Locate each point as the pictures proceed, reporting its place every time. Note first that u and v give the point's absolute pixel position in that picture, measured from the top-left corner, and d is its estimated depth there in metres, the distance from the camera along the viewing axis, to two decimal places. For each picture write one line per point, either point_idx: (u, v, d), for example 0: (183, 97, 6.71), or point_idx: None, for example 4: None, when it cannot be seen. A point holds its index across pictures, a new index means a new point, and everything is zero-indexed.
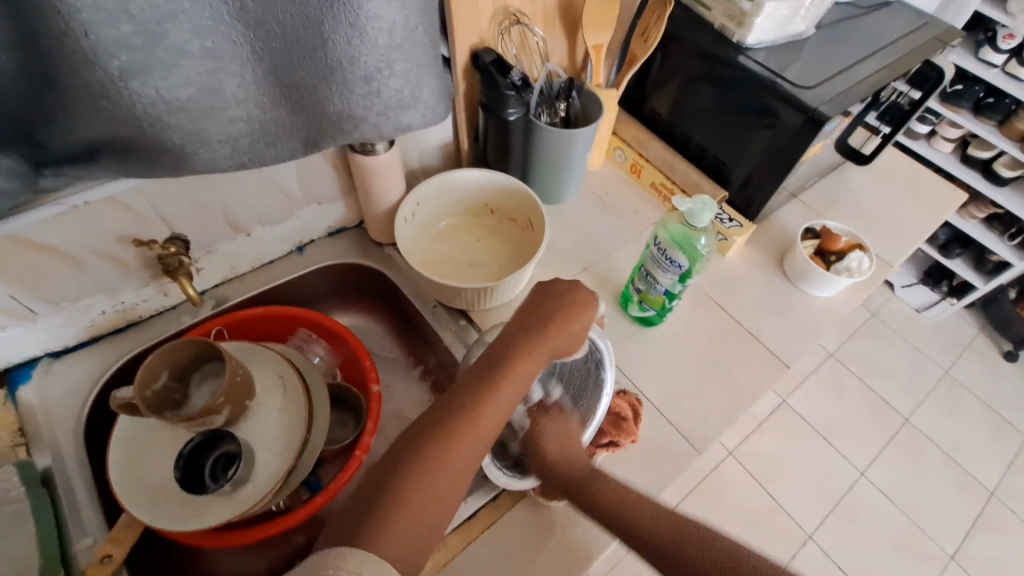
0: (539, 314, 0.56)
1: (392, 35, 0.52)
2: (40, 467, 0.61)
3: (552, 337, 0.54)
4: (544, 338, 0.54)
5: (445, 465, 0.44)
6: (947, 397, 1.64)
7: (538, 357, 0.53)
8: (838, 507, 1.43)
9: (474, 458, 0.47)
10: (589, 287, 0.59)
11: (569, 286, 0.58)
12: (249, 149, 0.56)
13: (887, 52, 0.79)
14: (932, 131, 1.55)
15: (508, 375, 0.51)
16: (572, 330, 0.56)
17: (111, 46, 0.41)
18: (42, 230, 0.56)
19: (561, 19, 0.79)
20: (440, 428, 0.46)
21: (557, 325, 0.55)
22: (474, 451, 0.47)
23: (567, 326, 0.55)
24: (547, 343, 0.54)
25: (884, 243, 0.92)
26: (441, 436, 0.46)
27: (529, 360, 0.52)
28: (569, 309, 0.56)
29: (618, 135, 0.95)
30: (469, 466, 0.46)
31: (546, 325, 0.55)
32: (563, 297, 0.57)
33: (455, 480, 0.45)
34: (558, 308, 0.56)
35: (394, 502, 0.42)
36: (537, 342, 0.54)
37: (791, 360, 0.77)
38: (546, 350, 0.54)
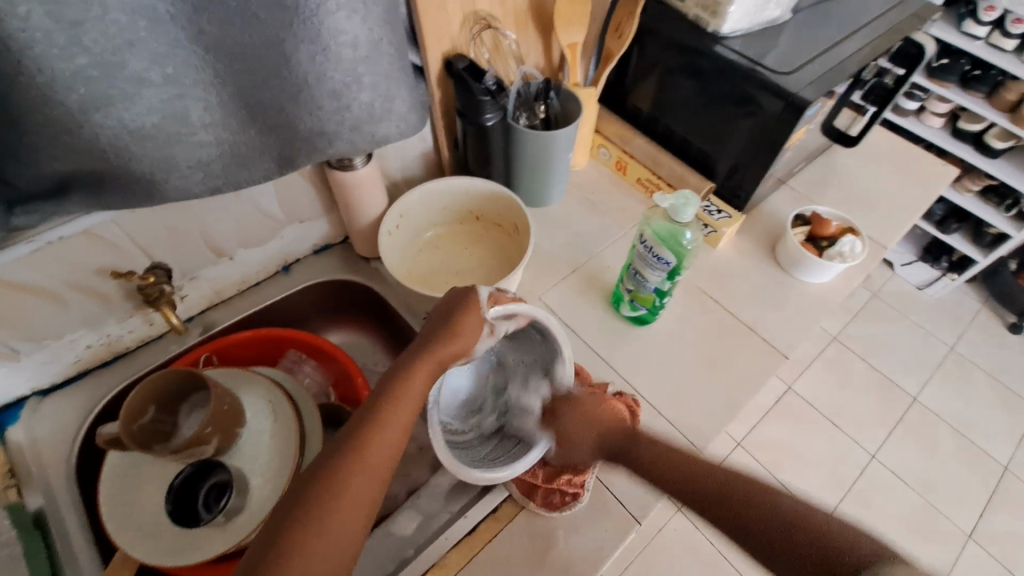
0: (436, 323, 0.57)
1: (357, 48, 0.51)
2: (31, 509, 0.60)
3: (446, 344, 0.55)
4: (438, 347, 0.55)
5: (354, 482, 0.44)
6: (953, 373, 1.63)
7: (428, 365, 0.54)
8: (851, 493, 1.41)
9: (378, 478, 0.46)
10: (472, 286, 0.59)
11: (459, 291, 0.59)
12: (222, 173, 0.55)
13: (865, 33, 0.78)
14: (920, 107, 1.54)
15: (402, 392, 0.51)
16: (473, 335, 0.57)
17: (69, 80, 0.41)
18: (17, 269, 0.55)
19: (533, 20, 0.78)
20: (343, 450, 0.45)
21: (450, 333, 0.56)
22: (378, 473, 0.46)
23: (463, 329, 0.56)
24: (441, 349, 0.55)
25: (877, 224, 0.91)
26: (334, 462, 0.45)
27: (421, 370, 0.53)
28: (463, 311, 0.57)
29: (600, 133, 0.94)
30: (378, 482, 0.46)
31: (437, 338, 0.55)
32: (458, 304, 0.58)
33: (358, 510, 0.43)
34: (455, 314, 0.57)
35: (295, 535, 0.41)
36: (437, 348, 0.55)
37: (789, 350, 0.76)
38: (442, 359, 0.55)
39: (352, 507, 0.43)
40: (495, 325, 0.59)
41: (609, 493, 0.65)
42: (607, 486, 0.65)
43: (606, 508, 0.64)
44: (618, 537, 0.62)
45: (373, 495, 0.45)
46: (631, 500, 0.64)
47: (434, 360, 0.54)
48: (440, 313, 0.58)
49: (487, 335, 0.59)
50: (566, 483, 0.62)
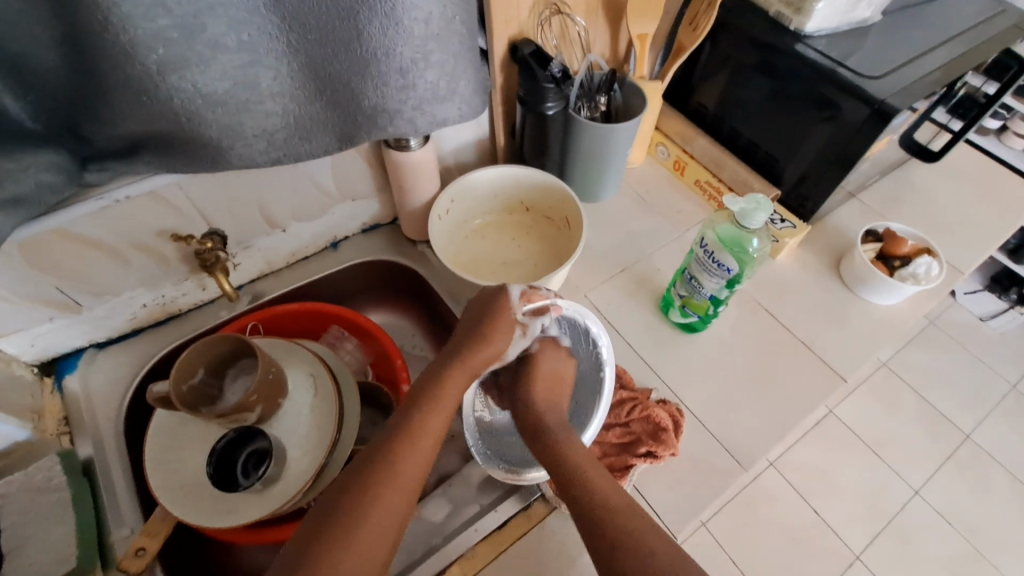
0: (469, 328, 0.60)
1: (429, 25, 0.50)
2: (82, 457, 0.62)
3: (479, 349, 0.58)
4: (470, 354, 0.58)
5: (391, 488, 0.47)
6: (1013, 412, 1.53)
7: (464, 370, 0.57)
8: (886, 528, 1.32)
9: (415, 479, 0.49)
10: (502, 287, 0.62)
11: (490, 293, 0.62)
12: (284, 144, 0.55)
13: (962, 41, 0.72)
14: (1003, 126, 1.44)
15: (439, 397, 0.54)
16: (503, 343, 0.59)
17: (150, 39, 0.41)
18: (84, 224, 0.57)
19: (605, 9, 0.75)
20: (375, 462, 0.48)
21: (483, 338, 0.58)
22: (412, 482, 0.49)
23: (495, 333, 0.59)
24: (474, 355, 0.58)
25: (955, 247, 0.85)
26: (376, 465, 0.48)
27: (456, 377, 0.56)
28: (494, 313, 0.60)
29: (661, 130, 0.91)
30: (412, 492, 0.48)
31: (472, 345, 0.58)
32: (492, 305, 0.60)
33: (396, 508, 0.47)
34: (487, 318, 0.60)
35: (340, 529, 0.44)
36: (468, 355, 0.58)
37: (848, 373, 0.72)
38: (474, 363, 0.58)
39: (390, 507, 0.46)
40: (527, 324, 0.61)
41: (646, 502, 0.63)
42: (644, 495, 0.63)
43: None
44: None
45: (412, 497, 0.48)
46: (668, 512, 0.62)
47: (467, 368, 0.57)
48: (471, 321, 0.61)
49: (520, 335, 0.61)
50: None
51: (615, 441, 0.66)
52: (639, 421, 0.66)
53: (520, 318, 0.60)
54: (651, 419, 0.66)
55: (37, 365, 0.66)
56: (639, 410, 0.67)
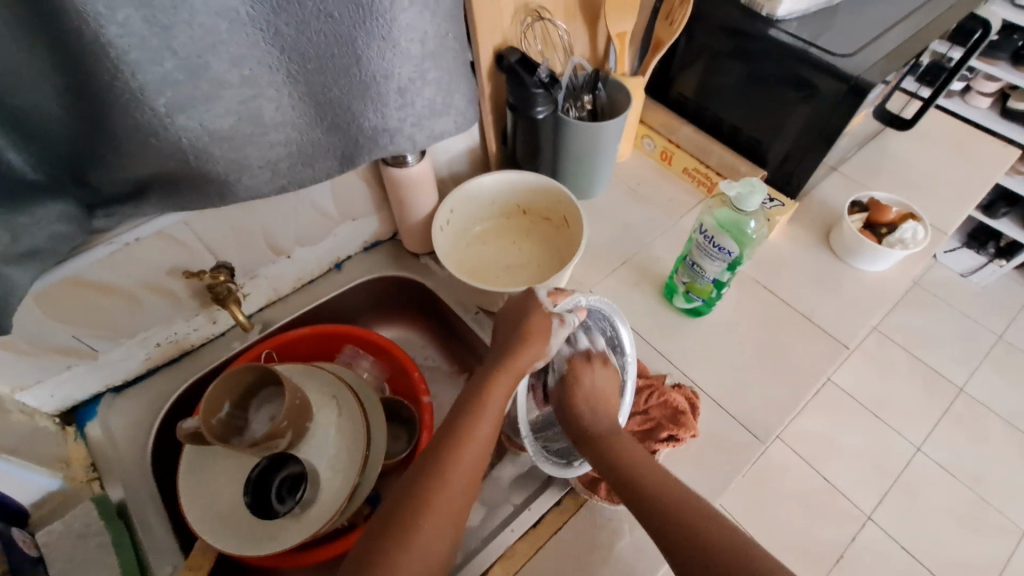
0: (507, 335, 0.60)
1: (425, 44, 0.52)
2: (115, 500, 0.63)
3: (520, 352, 0.57)
4: (510, 359, 0.57)
5: (438, 501, 0.48)
6: (1001, 362, 1.59)
7: (505, 380, 0.57)
8: (895, 486, 1.37)
9: (462, 492, 0.50)
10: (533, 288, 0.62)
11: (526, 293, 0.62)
12: (288, 172, 0.56)
13: (926, 11, 0.75)
14: (967, 86, 1.51)
15: (481, 408, 0.54)
16: (537, 343, 0.58)
17: (157, 84, 0.42)
18: (96, 270, 0.57)
19: (582, 10, 0.77)
20: (421, 484, 0.49)
21: (520, 343, 0.58)
22: (457, 498, 0.50)
23: (531, 337, 0.58)
24: (513, 361, 0.57)
25: (936, 209, 0.88)
26: (425, 477, 0.50)
27: (501, 380, 0.56)
28: (528, 315, 0.60)
29: (645, 123, 0.94)
30: (459, 505, 0.50)
31: (510, 348, 0.58)
32: (525, 310, 0.60)
33: (443, 527, 0.48)
34: (523, 321, 0.59)
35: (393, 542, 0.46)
36: (510, 358, 0.57)
37: (850, 340, 0.74)
38: (518, 367, 0.57)
39: (437, 526, 0.47)
40: (563, 318, 0.60)
41: None
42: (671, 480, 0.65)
43: None
44: None
45: (463, 501, 0.50)
46: (694, 493, 0.64)
47: (508, 378, 0.57)
48: (509, 323, 0.61)
49: (558, 326, 0.59)
50: None
51: (637, 428, 0.68)
52: (659, 409, 0.68)
53: (553, 313, 0.60)
54: (667, 403, 0.68)
55: (57, 416, 0.67)
56: (655, 395, 0.69)
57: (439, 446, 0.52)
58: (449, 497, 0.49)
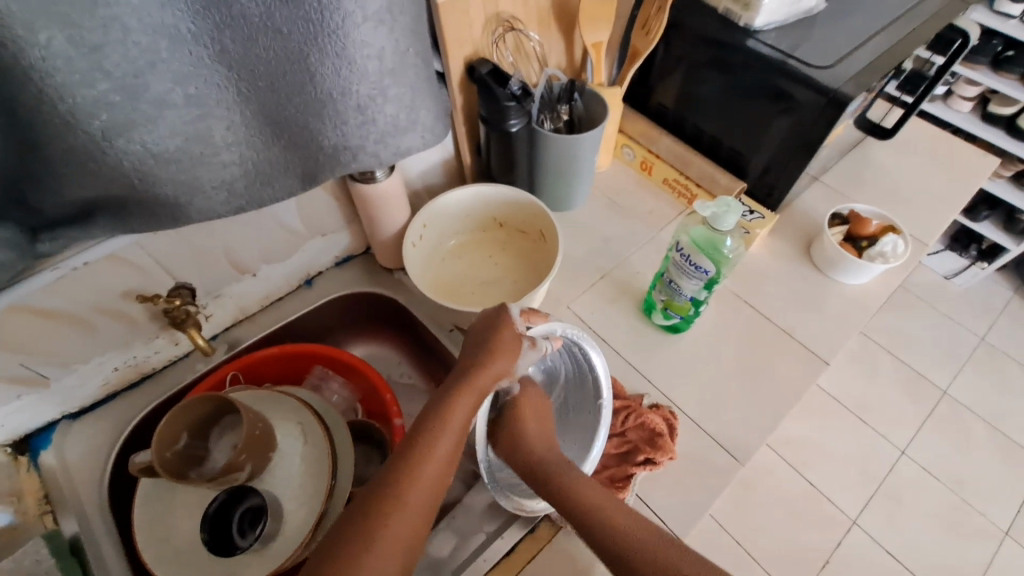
0: (472, 350, 0.57)
1: (383, 60, 0.50)
2: (68, 535, 0.59)
3: (482, 368, 0.55)
4: (474, 373, 0.55)
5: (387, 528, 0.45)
6: (984, 364, 1.59)
7: (468, 394, 0.54)
8: (880, 490, 1.37)
9: (414, 522, 0.47)
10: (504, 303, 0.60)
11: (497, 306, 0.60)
12: (245, 193, 0.53)
13: (904, 22, 0.74)
14: (949, 91, 1.51)
15: (443, 424, 0.51)
16: (502, 359, 0.55)
17: (91, 106, 0.39)
18: (41, 296, 0.54)
19: (557, 20, 0.75)
20: (368, 514, 0.46)
21: (485, 357, 0.55)
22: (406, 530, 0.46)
23: (497, 353, 0.55)
24: (478, 374, 0.54)
25: (917, 219, 0.87)
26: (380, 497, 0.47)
27: (461, 399, 0.53)
28: (497, 330, 0.57)
29: (624, 133, 0.92)
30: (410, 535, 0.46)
31: (474, 365, 0.55)
32: (492, 326, 0.58)
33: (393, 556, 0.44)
34: (490, 337, 0.57)
35: (349, 558, 0.43)
36: (474, 373, 0.55)
37: (830, 356, 0.73)
38: (481, 383, 0.54)
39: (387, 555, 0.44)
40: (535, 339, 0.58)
41: (651, 511, 0.63)
42: (648, 504, 0.63)
43: None
44: None
45: (414, 534, 0.46)
46: (672, 518, 0.62)
47: (473, 389, 0.54)
48: (476, 337, 0.58)
49: (528, 347, 0.57)
50: None
51: (614, 451, 0.67)
52: (634, 428, 0.67)
53: (524, 333, 0.58)
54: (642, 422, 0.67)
55: (9, 446, 0.63)
56: (628, 414, 0.67)
57: (391, 468, 0.49)
58: (398, 530, 0.46)
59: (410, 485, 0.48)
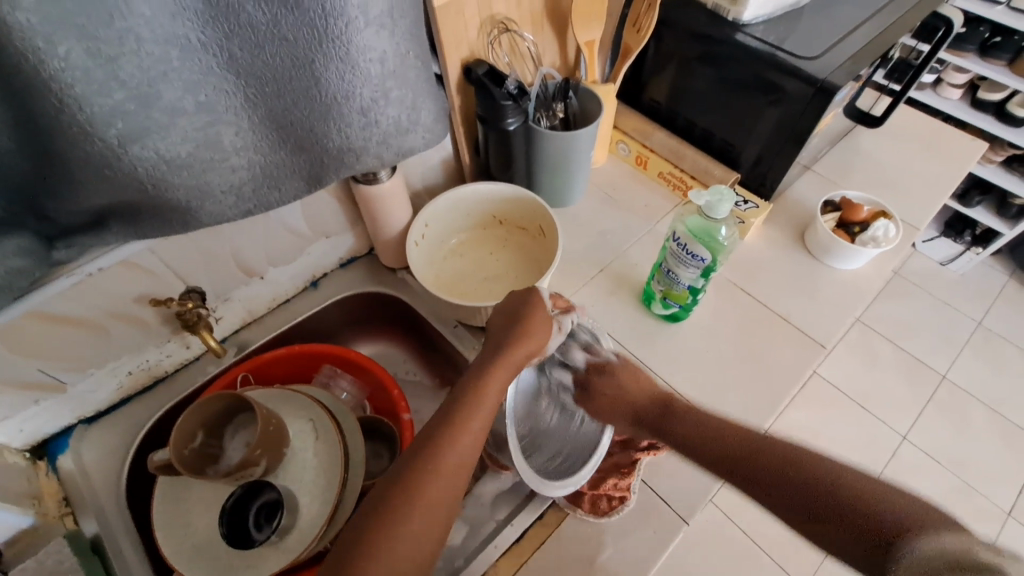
0: (508, 323, 0.58)
1: (385, 64, 0.51)
2: (89, 534, 0.61)
3: (520, 341, 0.55)
4: (514, 344, 0.55)
5: (434, 477, 0.45)
6: (982, 348, 1.61)
7: (508, 361, 0.54)
8: (883, 474, 1.38)
9: (460, 477, 0.46)
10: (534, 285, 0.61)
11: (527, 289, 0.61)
12: (252, 196, 0.55)
13: (889, 12, 0.75)
14: (938, 79, 1.53)
15: (486, 385, 0.52)
16: (536, 333, 0.56)
17: (107, 115, 0.41)
18: (58, 302, 0.55)
19: (550, 20, 0.77)
20: (415, 463, 0.45)
21: (523, 330, 0.56)
22: (453, 484, 0.46)
23: (534, 327, 0.56)
24: (517, 345, 0.55)
25: (908, 205, 0.89)
26: (425, 454, 0.46)
27: (504, 365, 0.53)
28: (531, 307, 0.58)
29: (619, 129, 0.94)
30: (455, 490, 0.46)
31: (513, 336, 0.55)
32: (526, 304, 0.59)
33: (440, 507, 0.44)
34: (524, 313, 0.58)
35: (399, 505, 0.43)
36: (514, 343, 0.55)
37: (827, 340, 0.75)
38: (521, 354, 0.55)
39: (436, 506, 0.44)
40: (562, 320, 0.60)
41: (656, 494, 0.64)
42: (654, 488, 0.65)
43: (653, 511, 0.63)
44: (666, 539, 0.61)
45: (458, 490, 0.46)
46: (676, 499, 0.64)
47: (514, 359, 0.54)
48: (510, 312, 0.59)
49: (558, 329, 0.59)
50: (613, 487, 0.62)
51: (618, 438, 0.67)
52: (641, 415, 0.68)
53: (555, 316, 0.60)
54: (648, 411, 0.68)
55: (27, 450, 0.65)
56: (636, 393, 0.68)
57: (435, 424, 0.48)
58: (445, 482, 0.45)
59: (454, 444, 0.47)
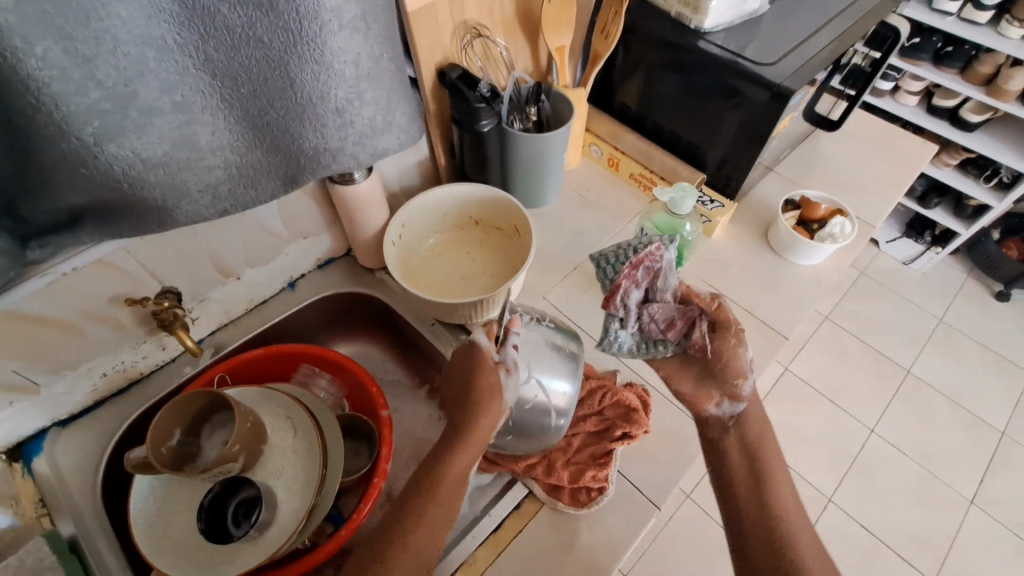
0: (459, 398, 0.59)
1: (359, 66, 0.53)
2: (66, 535, 0.61)
3: (472, 426, 0.57)
4: (468, 430, 0.57)
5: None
6: (943, 344, 1.68)
7: (465, 451, 0.57)
8: (852, 467, 1.43)
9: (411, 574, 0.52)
10: (473, 340, 0.59)
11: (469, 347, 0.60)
12: (229, 195, 0.56)
13: (841, 20, 0.80)
14: (896, 86, 1.61)
15: (440, 477, 0.56)
16: (490, 412, 0.57)
17: (84, 114, 0.41)
18: (31, 302, 0.55)
19: (521, 26, 0.80)
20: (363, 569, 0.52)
21: (473, 411, 0.57)
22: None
23: (481, 407, 0.57)
24: (472, 430, 0.57)
25: (865, 204, 0.94)
26: (373, 559, 0.52)
27: (458, 457, 0.56)
28: (474, 377, 0.58)
29: (591, 131, 0.97)
30: None
31: (463, 419, 0.57)
32: (473, 373, 0.58)
33: None
34: (472, 384, 0.58)
35: None
36: (470, 429, 0.57)
37: (790, 332, 0.78)
38: (477, 438, 0.57)
39: None
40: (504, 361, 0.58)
41: (628, 482, 0.67)
42: (626, 476, 0.67)
43: (625, 498, 0.66)
44: (639, 525, 0.63)
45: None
46: (648, 487, 0.66)
47: (469, 445, 0.57)
48: (460, 380, 0.60)
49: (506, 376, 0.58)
50: (591, 479, 0.64)
51: (593, 430, 0.69)
52: (630, 275, 0.63)
53: (497, 363, 0.58)
54: (642, 266, 0.63)
55: (3, 452, 0.64)
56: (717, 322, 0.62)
57: (388, 525, 0.54)
58: None
59: (399, 548, 0.52)
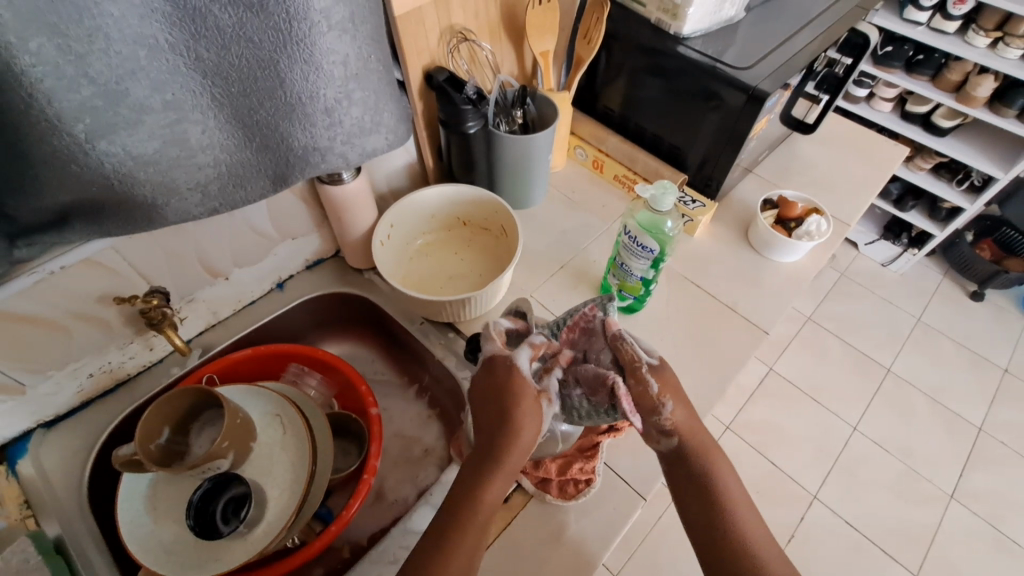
0: (494, 413, 0.54)
1: (347, 66, 0.55)
2: (51, 536, 0.60)
3: (512, 445, 0.52)
4: (508, 450, 0.52)
5: None
6: (922, 342, 1.72)
7: (503, 472, 0.51)
8: (836, 465, 1.46)
9: None
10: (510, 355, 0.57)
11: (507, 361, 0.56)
12: (219, 193, 0.57)
13: (814, 27, 0.83)
14: (871, 93, 1.66)
15: (479, 500, 0.51)
16: (528, 433, 0.53)
17: (75, 111, 0.42)
18: (18, 301, 0.55)
19: (506, 31, 0.82)
20: None
21: (514, 427, 0.53)
22: None
23: (522, 424, 0.53)
24: (512, 449, 0.52)
25: (841, 203, 0.97)
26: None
27: (499, 479, 0.51)
28: (514, 392, 0.54)
29: (576, 134, 0.99)
30: None
31: (503, 438, 0.52)
32: (511, 386, 0.55)
33: None
34: (509, 398, 0.54)
35: None
36: (508, 447, 0.52)
37: (769, 327, 0.81)
38: (515, 456, 0.52)
39: None
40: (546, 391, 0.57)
41: (615, 474, 0.68)
42: (612, 469, 0.68)
43: (612, 490, 0.67)
44: (625, 516, 0.65)
45: None
46: (634, 479, 0.67)
47: (509, 466, 0.52)
48: (494, 393, 0.55)
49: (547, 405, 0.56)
50: (578, 471, 0.65)
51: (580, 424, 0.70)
52: (567, 339, 0.63)
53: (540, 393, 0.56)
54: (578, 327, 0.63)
55: None
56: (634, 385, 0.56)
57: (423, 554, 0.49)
58: None
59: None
